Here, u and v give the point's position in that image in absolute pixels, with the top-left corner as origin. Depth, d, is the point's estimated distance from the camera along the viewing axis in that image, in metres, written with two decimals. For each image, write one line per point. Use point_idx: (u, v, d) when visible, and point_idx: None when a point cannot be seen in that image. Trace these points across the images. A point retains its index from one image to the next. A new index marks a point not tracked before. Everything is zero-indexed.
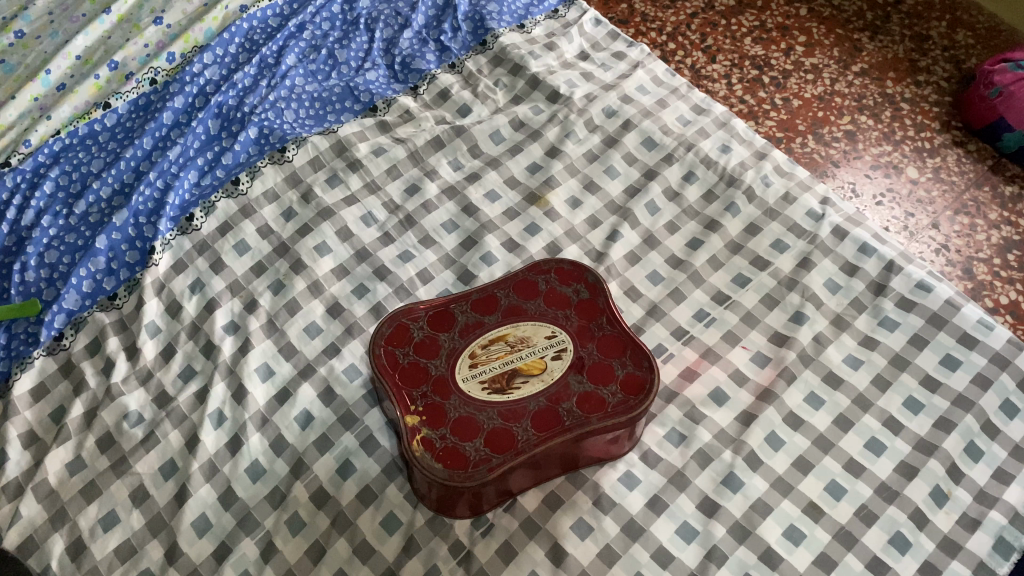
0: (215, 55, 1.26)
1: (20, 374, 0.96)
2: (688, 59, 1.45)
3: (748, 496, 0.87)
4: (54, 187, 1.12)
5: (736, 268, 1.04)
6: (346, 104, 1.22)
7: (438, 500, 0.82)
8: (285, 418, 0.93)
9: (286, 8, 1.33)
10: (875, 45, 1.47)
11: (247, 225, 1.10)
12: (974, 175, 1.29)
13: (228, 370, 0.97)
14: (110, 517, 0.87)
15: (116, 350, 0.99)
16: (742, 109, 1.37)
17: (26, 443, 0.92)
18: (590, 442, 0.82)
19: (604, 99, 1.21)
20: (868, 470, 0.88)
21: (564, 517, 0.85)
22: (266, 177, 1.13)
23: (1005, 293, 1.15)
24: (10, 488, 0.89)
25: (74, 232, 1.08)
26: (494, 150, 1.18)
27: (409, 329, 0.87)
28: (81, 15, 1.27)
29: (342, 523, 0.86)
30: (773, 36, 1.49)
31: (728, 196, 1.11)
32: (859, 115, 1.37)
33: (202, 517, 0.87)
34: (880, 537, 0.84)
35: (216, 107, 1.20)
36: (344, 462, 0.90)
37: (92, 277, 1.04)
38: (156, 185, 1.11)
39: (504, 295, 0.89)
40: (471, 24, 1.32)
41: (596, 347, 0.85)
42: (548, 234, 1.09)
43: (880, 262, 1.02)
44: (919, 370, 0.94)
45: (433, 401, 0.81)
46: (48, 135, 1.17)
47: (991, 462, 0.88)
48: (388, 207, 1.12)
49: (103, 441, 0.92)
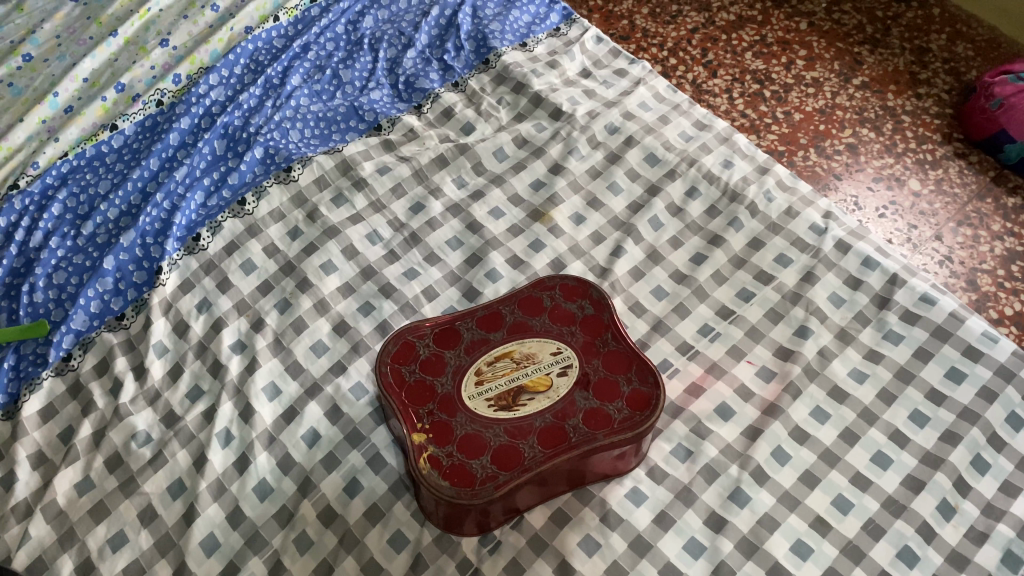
0: (221, 77, 1.27)
1: (28, 395, 0.97)
2: (688, 74, 1.46)
3: (755, 512, 0.86)
4: (62, 209, 1.13)
5: (739, 283, 1.05)
6: (350, 123, 1.24)
7: (446, 517, 0.83)
8: (292, 437, 0.93)
9: (290, 29, 1.35)
10: (875, 58, 1.48)
11: (253, 244, 1.10)
12: (976, 187, 1.30)
13: (235, 390, 0.97)
14: (118, 538, 0.87)
15: (124, 370, 0.99)
16: (743, 123, 1.38)
17: (35, 464, 0.93)
18: (597, 458, 0.82)
19: (606, 117, 1.22)
20: (875, 484, 0.88)
21: (571, 533, 0.86)
22: (272, 198, 1.14)
23: (1010, 304, 1.15)
24: (19, 509, 0.89)
25: (82, 253, 1.09)
26: (498, 167, 1.19)
27: (414, 347, 0.87)
28: (88, 38, 1.30)
29: (350, 541, 0.86)
30: (773, 50, 1.50)
31: (731, 211, 1.11)
32: (860, 128, 1.38)
33: (210, 537, 0.87)
34: (889, 551, 0.84)
35: (222, 128, 1.21)
36: (351, 480, 0.90)
37: (100, 298, 1.04)
38: (162, 205, 1.12)
39: (509, 312, 0.90)
40: (474, 44, 1.33)
41: (602, 363, 0.85)
42: (551, 251, 1.09)
43: (884, 275, 1.03)
44: (924, 384, 0.94)
45: (440, 419, 0.81)
46: (55, 157, 1.18)
47: (998, 475, 0.88)
48: (393, 225, 1.13)
49: (111, 461, 0.92)
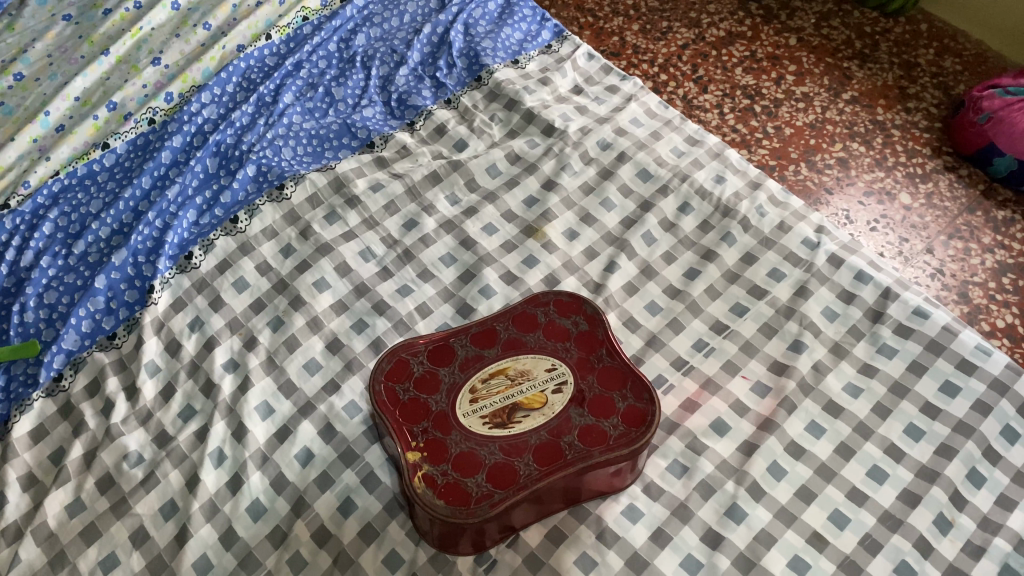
0: (213, 95, 1.27)
1: (19, 416, 0.96)
2: (679, 90, 1.46)
3: (752, 528, 0.86)
4: (53, 228, 1.13)
5: (734, 298, 1.05)
6: (343, 141, 1.24)
7: (440, 537, 0.82)
8: (285, 456, 0.93)
9: (282, 47, 1.35)
10: (864, 73, 1.49)
11: (246, 262, 1.10)
12: (967, 201, 1.30)
13: (228, 410, 0.96)
14: (110, 560, 0.86)
15: (116, 391, 0.98)
16: (735, 138, 1.38)
17: (26, 485, 0.92)
18: (593, 475, 0.82)
19: (598, 133, 1.22)
20: (871, 499, 0.88)
21: (568, 552, 0.85)
22: (265, 215, 1.14)
23: (1001, 316, 1.16)
24: (9, 531, 0.88)
25: (73, 272, 1.08)
26: (491, 183, 1.19)
27: (408, 364, 0.87)
28: (80, 56, 1.30)
29: (344, 561, 0.86)
30: (763, 65, 1.51)
31: (724, 226, 1.11)
32: (850, 142, 1.39)
33: (203, 558, 0.86)
34: (886, 567, 0.83)
35: (215, 145, 1.21)
36: (345, 499, 0.89)
37: (91, 317, 1.04)
38: (155, 224, 1.12)
39: (503, 329, 0.90)
40: (466, 61, 1.34)
41: (597, 380, 0.85)
42: (546, 267, 1.09)
43: (877, 289, 1.03)
44: (919, 398, 0.94)
45: (434, 437, 0.81)
46: (47, 176, 1.18)
47: (994, 489, 0.88)
48: (386, 242, 1.12)
49: (103, 482, 0.91)
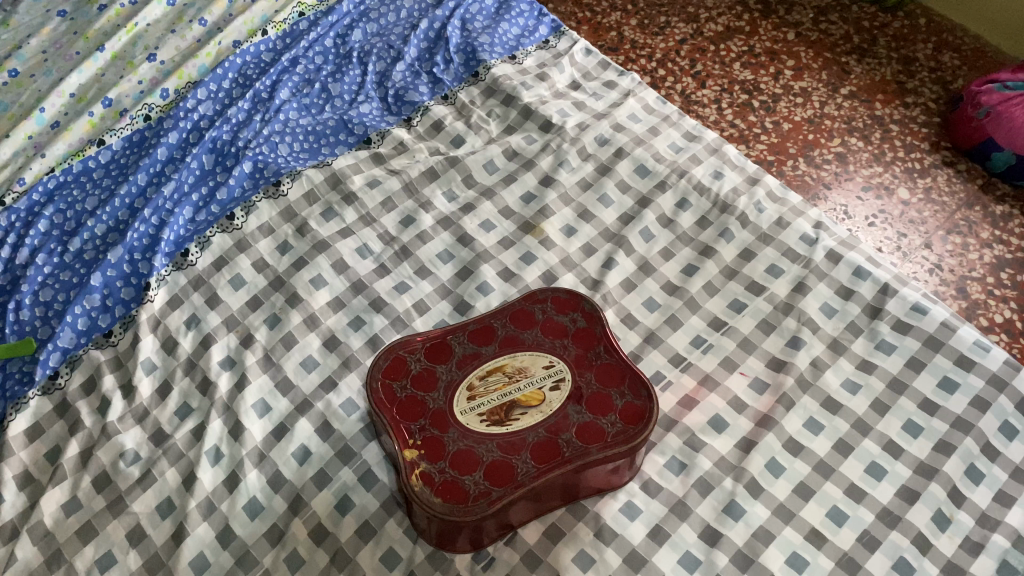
0: (209, 91, 1.27)
1: (15, 414, 0.96)
2: (677, 85, 1.46)
3: (750, 525, 0.86)
4: (48, 225, 1.13)
5: (732, 294, 1.05)
6: (339, 137, 1.23)
7: (438, 535, 0.82)
8: (282, 454, 0.93)
9: (278, 43, 1.35)
10: (863, 68, 1.49)
11: (242, 259, 1.10)
12: (965, 196, 1.30)
13: (225, 407, 0.96)
14: (106, 558, 0.86)
15: (112, 389, 0.98)
16: (732, 133, 1.38)
17: (22, 483, 0.91)
18: (591, 472, 0.81)
19: (596, 129, 1.22)
20: (869, 495, 0.88)
21: (566, 549, 0.85)
22: (261, 212, 1.13)
23: (1000, 312, 1.16)
24: (6, 530, 0.88)
25: (69, 269, 1.08)
26: (488, 180, 1.18)
27: (406, 361, 0.86)
28: (75, 53, 1.30)
29: (342, 559, 0.85)
30: (761, 61, 1.50)
31: (722, 222, 1.11)
32: (849, 137, 1.38)
33: (200, 556, 0.86)
34: (884, 563, 0.83)
35: (211, 142, 1.20)
36: (342, 497, 0.89)
37: (87, 315, 1.03)
38: (151, 221, 1.11)
39: (501, 326, 0.89)
40: (463, 56, 1.33)
41: (595, 377, 0.84)
42: (543, 263, 1.09)
43: (875, 285, 1.03)
44: (917, 394, 0.94)
45: (432, 434, 0.81)
46: (42, 173, 1.17)
47: (992, 485, 0.88)
48: (384, 239, 1.12)
49: (100, 480, 0.91)
